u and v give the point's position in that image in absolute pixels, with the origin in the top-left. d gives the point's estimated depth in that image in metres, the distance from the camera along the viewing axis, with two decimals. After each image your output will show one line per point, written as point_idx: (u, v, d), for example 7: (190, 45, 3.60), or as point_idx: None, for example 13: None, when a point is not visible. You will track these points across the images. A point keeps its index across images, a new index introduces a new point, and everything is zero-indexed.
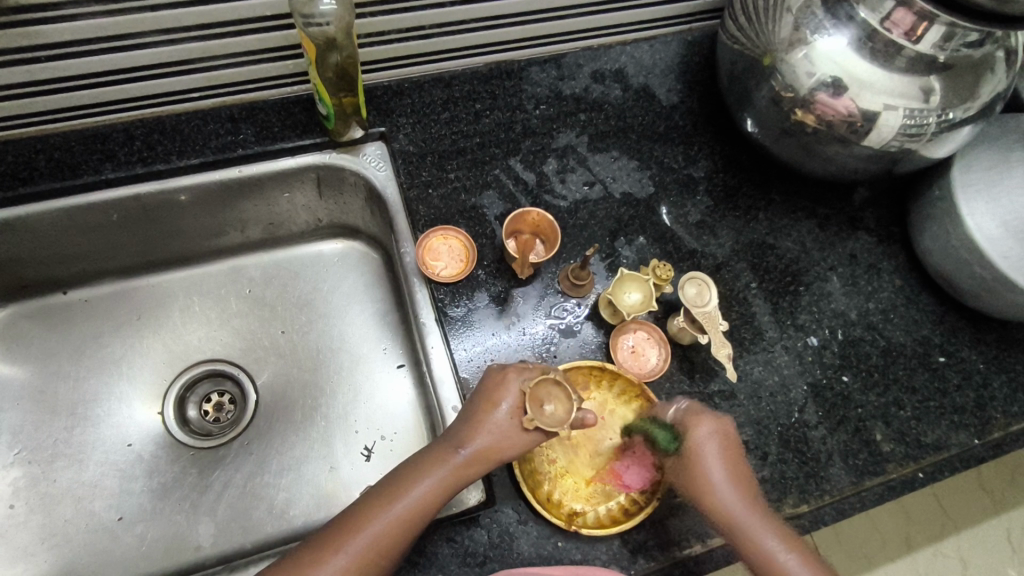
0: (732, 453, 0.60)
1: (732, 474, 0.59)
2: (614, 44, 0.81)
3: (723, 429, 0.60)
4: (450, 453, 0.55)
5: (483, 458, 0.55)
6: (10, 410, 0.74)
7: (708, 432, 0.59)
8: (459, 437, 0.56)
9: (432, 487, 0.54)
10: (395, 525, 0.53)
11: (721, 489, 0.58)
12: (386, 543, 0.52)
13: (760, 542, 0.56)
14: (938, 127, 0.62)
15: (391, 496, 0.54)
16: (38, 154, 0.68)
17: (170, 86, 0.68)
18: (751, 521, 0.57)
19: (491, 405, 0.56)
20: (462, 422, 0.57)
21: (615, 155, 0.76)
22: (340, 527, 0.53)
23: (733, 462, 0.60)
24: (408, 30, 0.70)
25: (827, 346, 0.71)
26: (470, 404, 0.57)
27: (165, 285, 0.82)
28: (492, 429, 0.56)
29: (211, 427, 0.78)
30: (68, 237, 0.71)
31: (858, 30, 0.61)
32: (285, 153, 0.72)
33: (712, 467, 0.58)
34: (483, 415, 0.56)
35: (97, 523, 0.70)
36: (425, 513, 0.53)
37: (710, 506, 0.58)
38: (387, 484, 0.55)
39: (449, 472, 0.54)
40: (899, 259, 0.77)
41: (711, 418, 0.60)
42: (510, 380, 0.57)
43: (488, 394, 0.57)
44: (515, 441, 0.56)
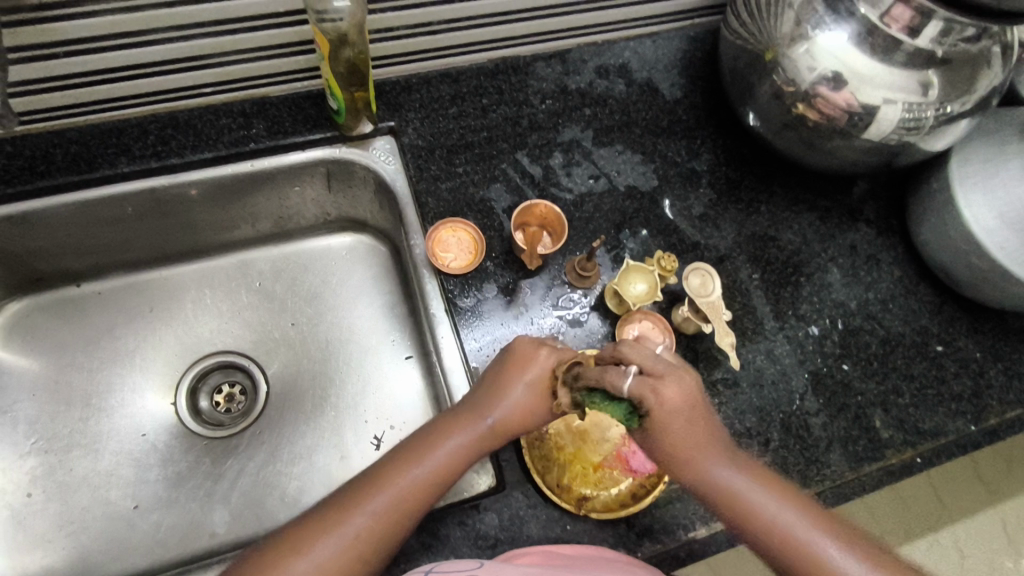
0: (698, 411, 0.52)
1: (700, 430, 0.52)
2: (617, 40, 0.82)
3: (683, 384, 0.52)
4: (474, 419, 0.57)
5: (504, 429, 0.57)
6: (26, 401, 0.75)
7: (668, 401, 0.50)
8: (483, 407, 0.57)
9: (456, 451, 0.55)
10: (418, 485, 0.53)
11: (689, 452, 0.52)
12: (408, 504, 0.53)
13: (746, 501, 0.51)
14: (936, 120, 0.64)
15: (414, 458, 0.55)
16: (53, 148, 0.70)
17: (183, 81, 0.69)
18: (731, 481, 0.52)
19: (515, 376, 0.58)
20: (484, 390, 0.58)
21: (620, 149, 0.77)
22: (363, 486, 0.53)
23: (699, 420, 0.52)
24: (417, 26, 0.71)
25: (828, 335, 0.72)
26: (493, 377, 0.59)
27: (176, 278, 0.83)
28: (514, 401, 0.57)
29: (222, 417, 0.79)
30: (82, 230, 0.73)
31: (858, 26, 0.62)
32: (295, 147, 0.74)
33: (676, 431, 0.51)
34: (507, 385, 0.57)
35: (113, 510, 0.72)
36: (447, 477, 0.55)
37: (681, 469, 0.53)
38: (409, 446, 0.56)
39: (473, 437, 0.56)
40: (897, 251, 0.78)
41: (671, 381, 0.51)
42: (540, 358, 0.59)
43: (516, 366, 0.58)
44: (535, 412, 0.58)
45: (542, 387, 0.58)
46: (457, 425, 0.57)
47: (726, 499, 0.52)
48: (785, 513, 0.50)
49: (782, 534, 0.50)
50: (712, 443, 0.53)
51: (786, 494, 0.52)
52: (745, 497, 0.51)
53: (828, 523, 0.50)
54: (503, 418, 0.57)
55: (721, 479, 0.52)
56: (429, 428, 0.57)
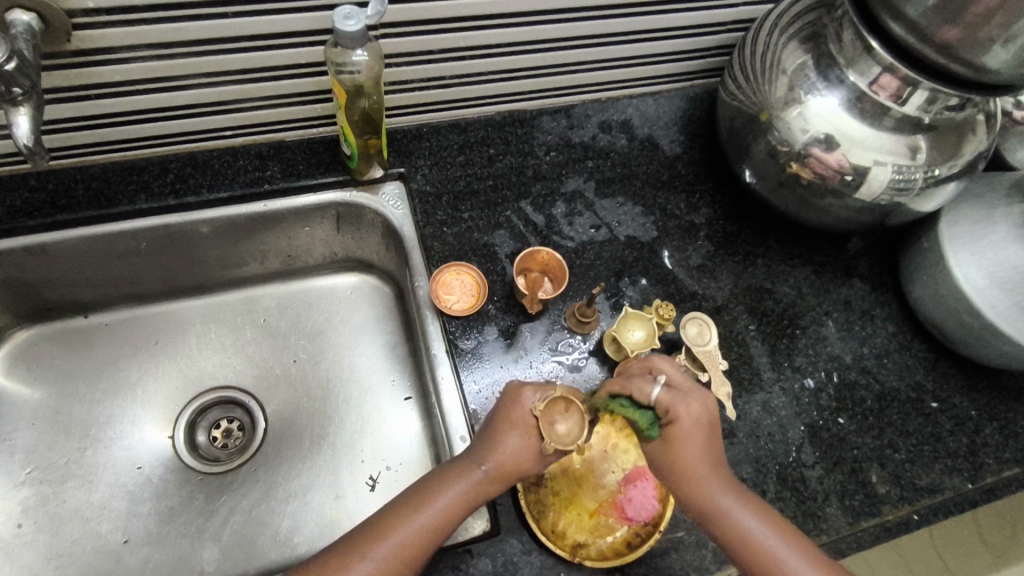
0: (712, 430, 0.57)
1: (709, 455, 0.56)
2: (621, 98, 0.87)
3: (707, 407, 0.57)
4: (471, 469, 0.57)
5: (501, 477, 0.57)
6: (25, 430, 0.75)
7: (693, 413, 0.56)
8: (479, 454, 0.58)
9: (453, 501, 0.56)
10: (420, 535, 0.54)
11: (703, 475, 0.55)
12: (408, 552, 0.54)
13: (745, 531, 0.54)
14: (925, 182, 0.67)
15: (413, 509, 0.56)
16: (76, 184, 0.72)
17: (205, 125, 0.73)
18: (734, 510, 0.55)
19: (507, 424, 0.58)
20: (478, 440, 0.59)
21: (621, 200, 0.80)
22: (363, 537, 0.55)
23: (713, 440, 0.57)
24: (430, 80, 0.75)
25: (823, 388, 0.73)
26: (488, 424, 0.59)
27: (183, 311, 0.85)
28: (507, 449, 0.57)
29: (219, 453, 0.80)
30: (95, 263, 0.75)
31: (848, 92, 0.67)
32: (308, 190, 0.76)
33: (696, 447, 0.56)
34: (498, 434, 0.57)
35: (103, 544, 0.72)
36: (447, 525, 0.56)
37: (691, 493, 0.56)
38: (408, 496, 0.57)
39: (469, 485, 0.56)
40: (891, 306, 0.80)
41: (696, 396, 0.57)
42: (525, 399, 0.58)
43: (506, 412, 0.58)
44: (531, 459, 0.58)
45: (533, 430, 0.58)
46: (453, 473, 0.57)
47: (726, 526, 0.54)
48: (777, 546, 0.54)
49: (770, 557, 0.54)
50: (719, 470, 0.57)
51: (777, 522, 0.56)
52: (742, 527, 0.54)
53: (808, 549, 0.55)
54: (496, 464, 0.57)
55: (725, 505, 0.55)
56: (429, 477, 0.58)
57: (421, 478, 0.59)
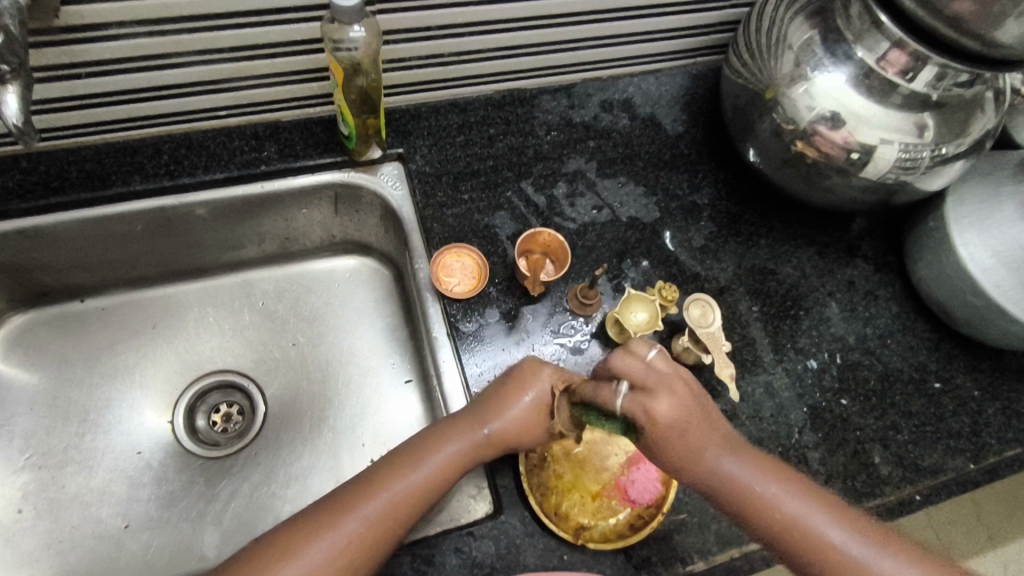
0: (699, 404, 0.55)
1: (704, 428, 0.54)
2: (622, 76, 0.85)
3: (682, 391, 0.52)
4: (471, 429, 0.58)
5: (500, 441, 0.59)
6: (23, 416, 0.75)
7: (669, 407, 0.51)
8: (482, 417, 0.59)
9: (451, 458, 0.57)
10: (414, 491, 0.55)
11: (702, 453, 0.54)
12: (400, 509, 0.54)
13: (756, 492, 0.53)
14: (931, 161, 0.67)
15: (414, 461, 0.56)
16: (68, 165, 0.71)
17: (199, 105, 0.71)
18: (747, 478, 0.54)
19: (516, 392, 0.60)
20: (483, 403, 0.60)
21: (622, 180, 0.79)
22: (364, 484, 0.55)
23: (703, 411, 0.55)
24: (429, 58, 0.73)
25: (826, 369, 0.73)
26: (496, 392, 0.61)
27: (180, 295, 0.84)
28: (512, 416, 0.59)
29: (219, 437, 0.80)
30: (89, 246, 0.74)
31: (855, 68, 0.66)
32: (305, 170, 0.75)
33: (692, 430, 0.53)
34: (507, 402, 0.59)
35: (104, 529, 0.72)
36: (441, 482, 0.56)
37: (694, 473, 0.55)
38: (407, 448, 0.58)
39: (469, 445, 0.58)
40: (895, 287, 0.79)
41: (665, 389, 0.51)
42: (540, 377, 0.60)
43: (519, 382, 0.60)
44: (534, 431, 0.59)
45: (544, 407, 0.59)
46: (455, 431, 0.58)
47: (799, 537, 0.51)
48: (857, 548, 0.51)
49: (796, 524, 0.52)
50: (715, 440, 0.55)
51: (793, 481, 0.54)
52: (799, 521, 0.52)
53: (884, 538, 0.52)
54: (501, 428, 0.58)
55: (781, 506, 0.52)
56: (429, 432, 0.59)
57: (418, 432, 0.60)
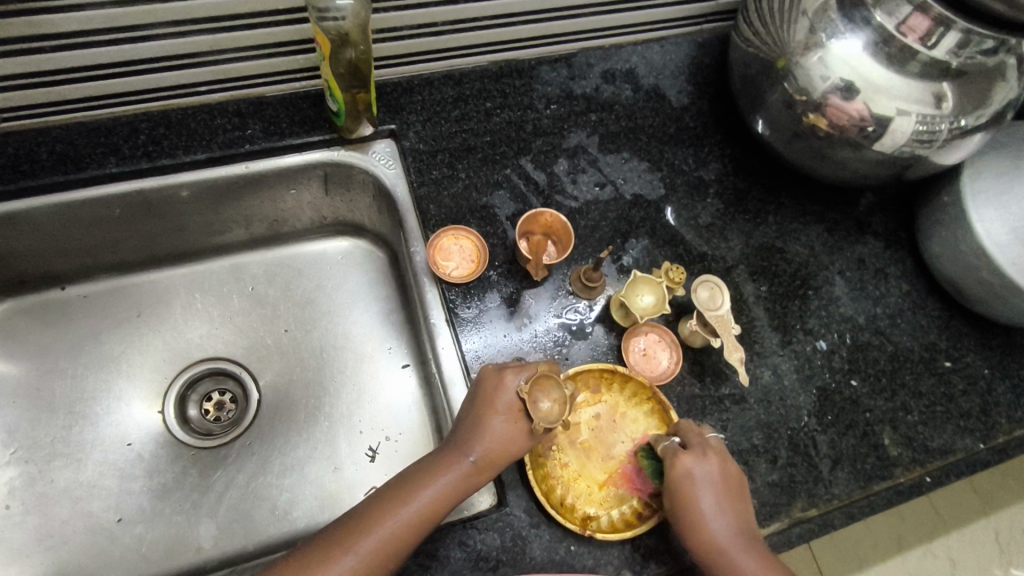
0: (733, 493, 0.57)
1: (729, 514, 0.56)
2: (625, 45, 0.81)
3: (719, 468, 0.57)
4: (458, 458, 0.56)
5: (489, 465, 0.56)
6: (6, 408, 0.72)
7: (705, 471, 0.56)
8: (466, 443, 0.57)
9: (440, 490, 0.55)
10: (405, 526, 0.53)
11: (716, 535, 0.55)
12: (392, 545, 0.52)
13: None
14: (950, 133, 0.64)
15: (399, 500, 0.54)
16: (38, 146, 0.66)
17: (177, 80, 0.67)
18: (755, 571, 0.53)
19: (491, 410, 0.57)
20: (464, 427, 0.58)
21: (626, 156, 0.75)
22: (348, 528, 0.53)
23: (734, 504, 0.56)
24: (421, 26, 0.69)
25: (836, 350, 0.71)
26: (472, 411, 0.58)
27: (166, 281, 0.81)
28: (495, 435, 0.56)
29: (212, 426, 0.77)
30: (67, 232, 0.70)
31: (872, 35, 0.62)
32: (293, 149, 0.71)
33: (710, 509, 0.55)
34: (484, 421, 0.57)
35: (95, 524, 0.70)
36: (433, 515, 0.54)
37: (705, 555, 0.55)
38: (392, 488, 0.56)
39: (457, 475, 0.55)
40: (905, 264, 0.77)
41: (707, 456, 0.57)
42: (508, 383, 0.58)
43: (489, 398, 0.58)
44: (518, 443, 0.57)
45: (516, 414, 0.57)
46: (441, 463, 0.56)
47: None
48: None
49: None
50: (738, 530, 0.55)
51: None
52: None
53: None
54: (483, 453, 0.56)
55: None
56: (416, 468, 0.57)
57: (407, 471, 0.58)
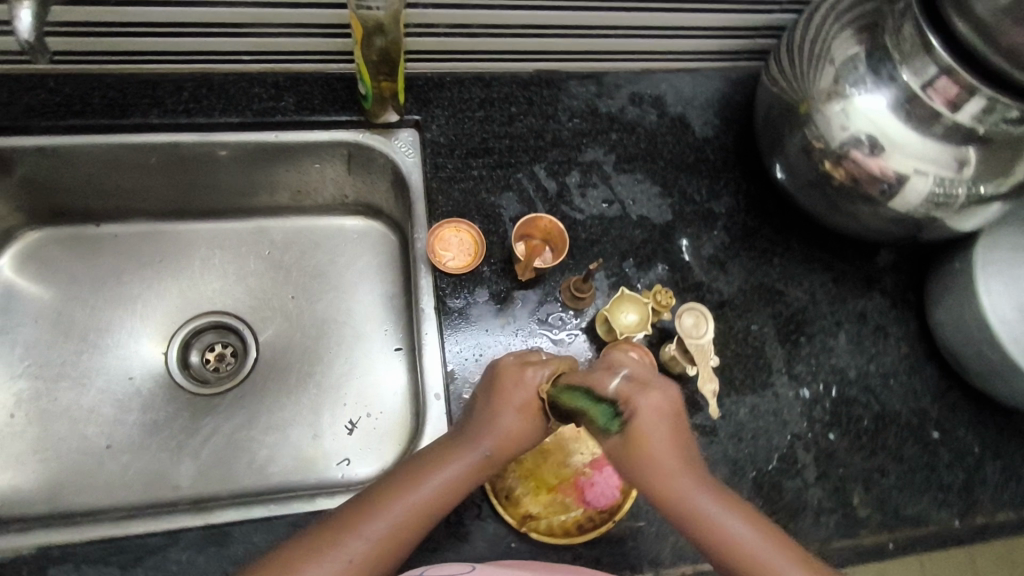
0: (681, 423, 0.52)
1: (679, 449, 0.51)
2: (657, 71, 0.82)
3: (668, 400, 0.52)
4: (469, 447, 0.54)
5: (500, 457, 0.55)
6: (28, 327, 0.78)
7: (654, 408, 0.51)
8: (479, 433, 0.55)
9: (450, 479, 0.53)
10: (412, 514, 0.51)
11: (671, 470, 0.49)
12: (401, 532, 0.50)
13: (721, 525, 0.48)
14: (966, 199, 0.63)
15: (406, 486, 0.52)
16: (92, 91, 0.72)
17: (225, 47, 0.72)
18: (713, 505, 0.48)
19: (507, 403, 0.55)
20: (476, 417, 0.56)
21: (639, 177, 0.76)
22: (356, 511, 0.50)
23: (682, 436, 0.52)
24: (457, 27, 0.72)
25: (819, 400, 0.70)
26: (485, 402, 0.56)
27: (190, 234, 0.85)
28: (507, 428, 0.55)
29: (209, 375, 0.81)
30: (106, 172, 0.75)
31: (898, 92, 0.62)
32: (321, 125, 0.75)
33: (659, 444, 0.50)
34: (499, 414, 0.55)
35: (87, 446, 0.74)
36: (443, 503, 0.52)
37: (660, 491, 0.50)
38: (398, 476, 0.53)
39: (468, 465, 0.53)
40: (909, 327, 0.75)
41: (657, 393, 0.52)
42: (528, 380, 0.56)
43: (506, 390, 0.56)
44: (529, 438, 0.56)
45: (532, 410, 0.56)
46: (452, 452, 0.54)
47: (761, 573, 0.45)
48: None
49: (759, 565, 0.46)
50: (693, 468, 0.50)
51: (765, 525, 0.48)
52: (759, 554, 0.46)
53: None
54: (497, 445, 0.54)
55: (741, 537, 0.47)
56: (423, 455, 0.55)
57: (411, 456, 0.56)
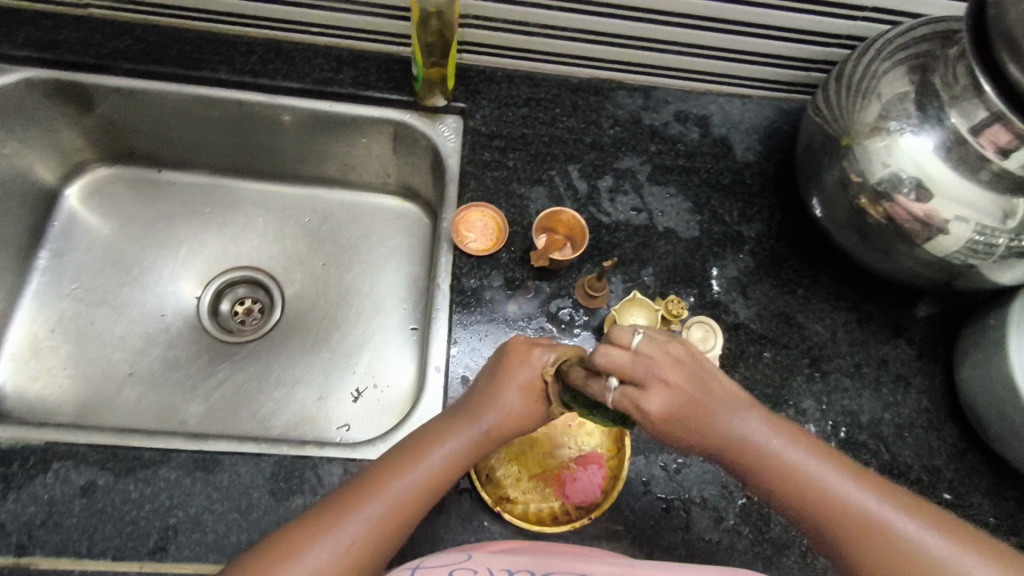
0: (698, 371, 0.48)
1: (720, 406, 0.48)
2: (707, 92, 0.83)
3: (673, 360, 0.47)
4: (470, 425, 0.55)
5: (499, 435, 0.56)
6: (82, 253, 0.84)
7: (669, 384, 0.46)
8: (479, 411, 0.56)
9: (451, 455, 0.54)
10: (415, 490, 0.51)
11: (721, 434, 0.48)
12: (405, 508, 0.51)
13: (787, 468, 0.47)
14: (1008, 251, 0.60)
15: (406, 463, 0.52)
16: (172, 43, 0.78)
17: (296, 17, 0.77)
18: (777, 449, 0.48)
19: (508, 384, 0.56)
20: (477, 397, 0.57)
21: (671, 191, 0.77)
22: (356, 492, 0.50)
23: (708, 382, 0.48)
24: (513, 23, 0.75)
25: (824, 439, 0.68)
26: (486, 383, 0.58)
27: (238, 191, 0.90)
28: (507, 408, 0.56)
29: (234, 325, 0.85)
30: (173, 120, 0.81)
31: (945, 135, 0.60)
32: (372, 101, 0.78)
33: (703, 414, 0.47)
34: (500, 392, 0.56)
35: (112, 370, 0.79)
36: (445, 479, 0.53)
37: (720, 453, 0.48)
38: (396, 454, 0.53)
39: (469, 442, 0.55)
40: (934, 381, 0.72)
41: (662, 363, 0.46)
42: (529, 361, 0.57)
43: (510, 371, 0.57)
44: (530, 418, 0.57)
45: (535, 392, 0.57)
46: (450, 430, 0.55)
47: (833, 504, 0.46)
48: (935, 536, 0.45)
49: (831, 496, 0.47)
50: (738, 415, 0.48)
51: (815, 446, 0.49)
52: (825, 485, 0.47)
53: (942, 519, 0.47)
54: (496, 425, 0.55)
55: (808, 475, 0.47)
56: (421, 435, 0.55)
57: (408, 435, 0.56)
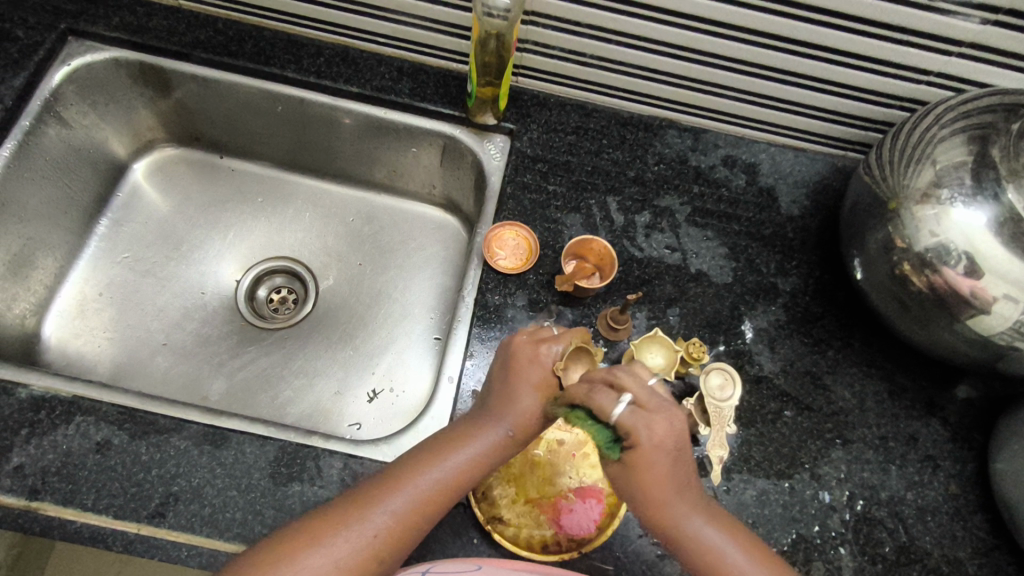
0: (681, 449, 0.51)
1: (671, 478, 0.51)
2: (760, 140, 0.82)
3: (672, 427, 0.51)
4: (493, 427, 0.56)
5: (523, 435, 0.56)
6: (138, 225, 0.89)
7: (654, 438, 0.50)
8: (500, 412, 0.56)
9: (477, 457, 0.54)
10: (438, 489, 0.52)
11: (663, 497, 0.51)
12: (429, 506, 0.52)
13: (712, 551, 0.50)
14: None
15: (429, 463, 0.53)
16: (248, 38, 0.83)
17: (365, 26, 0.80)
18: (705, 535, 0.50)
19: (524, 383, 0.57)
20: (495, 397, 0.58)
21: (709, 234, 0.76)
22: (378, 487, 0.52)
23: (680, 461, 0.51)
24: (570, 52, 0.76)
25: (838, 510, 0.65)
26: (502, 382, 0.58)
27: (291, 184, 0.94)
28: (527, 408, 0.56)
29: (267, 311, 0.89)
30: (240, 110, 0.86)
31: (999, 212, 0.57)
32: (426, 113, 0.81)
33: (658, 474, 0.50)
34: (516, 393, 0.57)
35: (148, 338, 0.83)
36: (469, 479, 0.54)
37: (651, 513, 0.51)
38: (419, 453, 0.54)
39: (493, 444, 0.55)
40: (965, 467, 0.68)
41: (661, 417, 0.50)
42: (540, 358, 0.58)
43: (521, 370, 0.58)
44: (548, 415, 0.57)
45: (549, 387, 0.58)
46: (473, 431, 0.56)
47: None
48: None
49: None
50: (684, 491, 0.51)
51: (747, 543, 0.51)
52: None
53: None
54: (518, 424, 0.56)
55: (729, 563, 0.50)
56: (443, 434, 0.56)
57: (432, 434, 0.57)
